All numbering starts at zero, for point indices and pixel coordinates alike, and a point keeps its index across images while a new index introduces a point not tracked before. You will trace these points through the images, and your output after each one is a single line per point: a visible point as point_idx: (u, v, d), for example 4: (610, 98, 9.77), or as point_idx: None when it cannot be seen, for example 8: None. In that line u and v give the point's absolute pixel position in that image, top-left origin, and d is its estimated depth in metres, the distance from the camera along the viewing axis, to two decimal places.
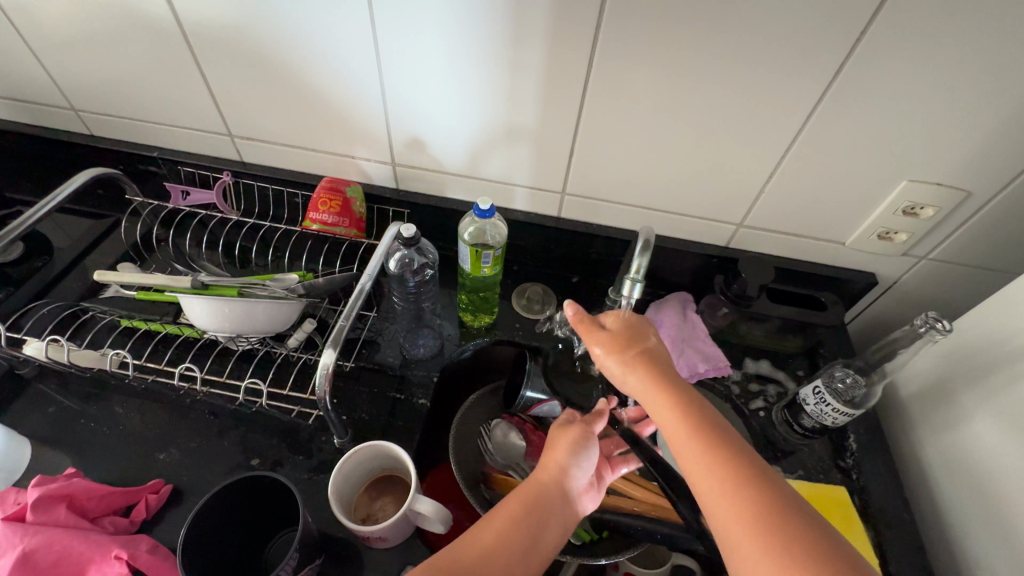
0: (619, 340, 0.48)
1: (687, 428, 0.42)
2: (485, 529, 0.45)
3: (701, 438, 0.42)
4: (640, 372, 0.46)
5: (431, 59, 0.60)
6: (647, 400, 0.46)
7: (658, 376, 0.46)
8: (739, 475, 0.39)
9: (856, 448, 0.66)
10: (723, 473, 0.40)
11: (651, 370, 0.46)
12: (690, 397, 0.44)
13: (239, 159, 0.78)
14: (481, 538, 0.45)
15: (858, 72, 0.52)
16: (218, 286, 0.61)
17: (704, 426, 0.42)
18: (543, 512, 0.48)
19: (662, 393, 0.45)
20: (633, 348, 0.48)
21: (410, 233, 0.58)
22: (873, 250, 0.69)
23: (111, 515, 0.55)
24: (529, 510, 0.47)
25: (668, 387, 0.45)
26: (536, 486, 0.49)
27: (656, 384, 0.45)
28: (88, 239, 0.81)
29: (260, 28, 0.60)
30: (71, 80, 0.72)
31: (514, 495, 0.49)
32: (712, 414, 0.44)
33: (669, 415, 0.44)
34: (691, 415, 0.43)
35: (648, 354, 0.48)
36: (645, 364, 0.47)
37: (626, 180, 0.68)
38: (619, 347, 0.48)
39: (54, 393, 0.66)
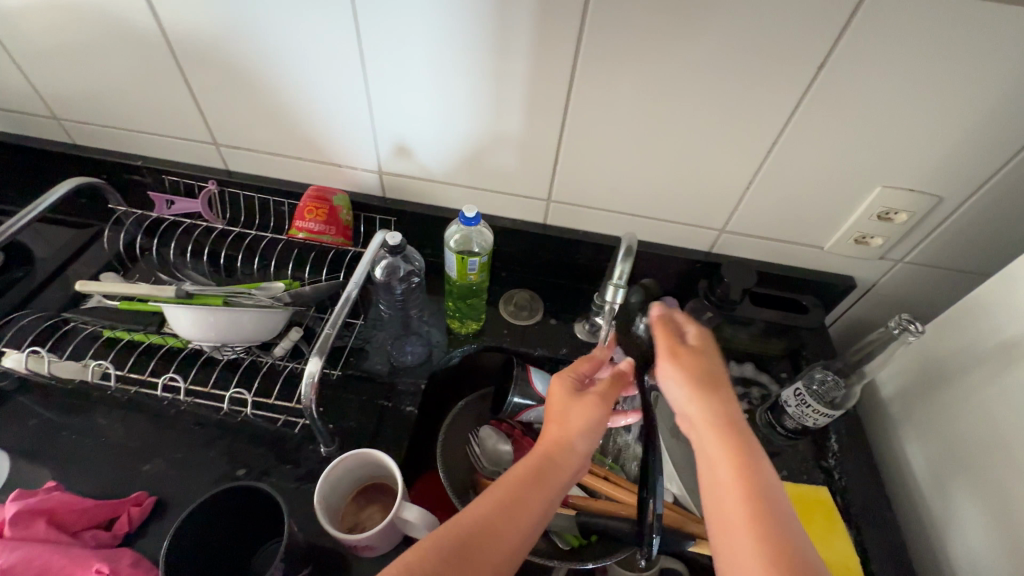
0: (693, 359, 0.50)
1: (736, 483, 0.42)
2: (494, 514, 0.44)
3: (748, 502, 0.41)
4: (702, 402, 0.47)
5: (416, 68, 0.60)
6: (702, 436, 0.46)
7: (720, 416, 0.46)
8: (777, 553, 0.38)
9: (838, 449, 0.67)
10: (759, 542, 0.39)
11: (715, 403, 0.46)
12: (734, 424, 0.45)
13: (225, 168, 0.78)
14: (489, 521, 0.43)
15: (832, 82, 0.53)
16: (203, 295, 0.60)
17: (754, 489, 0.41)
18: (549, 489, 0.47)
19: (721, 438, 0.44)
20: (704, 374, 0.49)
21: (395, 240, 0.58)
22: (851, 254, 0.71)
23: (93, 528, 0.54)
24: (532, 492, 0.47)
25: (728, 433, 0.44)
26: (542, 464, 0.48)
27: (718, 424, 0.45)
28: (70, 249, 0.80)
29: (245, 36, 0.60)
30: (54, 89, 0.72)
31: (518, 474, 0.47)
32: (770, 480, 0.42)
33: (720, 460, 0.43)
34: (746, 473, 0.42)
35: (716, 387, 0.48)
36: (714, 398, 0.47)
37: (610, 187, 0.69)
38: (691, 367, 0.49)
39: (35, 405, 0.65)
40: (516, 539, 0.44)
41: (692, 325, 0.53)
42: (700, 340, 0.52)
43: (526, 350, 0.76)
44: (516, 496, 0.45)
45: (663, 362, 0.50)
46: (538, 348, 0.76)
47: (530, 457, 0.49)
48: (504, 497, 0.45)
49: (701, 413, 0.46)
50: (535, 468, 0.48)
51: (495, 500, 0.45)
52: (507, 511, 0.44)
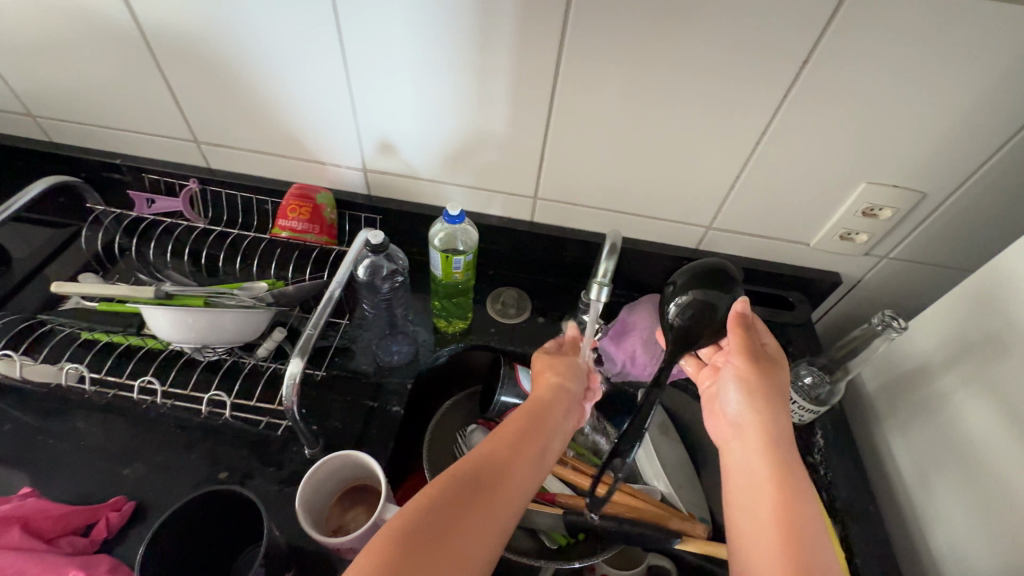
0: (766, 369, 0.52)
1: (776, 505, 0.45)
2: (503, 449, 0.46)
3: (785, 524, 0.44)
4: (760, 416, 0.50)
5: (399, 64, 0.59)
6: (748, 447, 0.49)
7: (774, 435, 0.48)
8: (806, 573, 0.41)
9: (824, 444, 0.67)
10: (790, 559, 0.42)
11: (775, 420, 0.49)
12: (782, 443, 0.48)
13: (206, 166, 0.77)
14: (497, 457, 0.45)
15: (817, 77, 0.53)
16: (183, 296, 0.59)
17: (794, 513, 0.44)
18: (546, 428, 0.50)
19: (768, 454, 0.47)
20: (771, 385, 0.51)
21: (378, 239, 0.58)
22: (837, 250, 0.71)
23: (70, 535, 0.53)
24: (532, 429, 0.49)
25: (775, 452, 0.47)
26: (535, 408, 0.51)
27: (767, 440, 0.48)
28: (48, 249, 0.78)
29: (223, 31, 0.59)
30: (28, 85, 0.70)
31: (516, 418, 0.50)
32: (809, 509, 0.45)
33: (763, 480, 0.46)
34: (789, 499, 0.45)
35: (780, 403, 0.50)
36: (776, 418, 0.49)
37: (597, 184, 0.69)
38: (763, 376, 0.52)
39: (11, 410, 0.63)
40: (522, 471, 0.46)
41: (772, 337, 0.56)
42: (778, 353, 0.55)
43: (513, 349, 0.75)
44: (516, 435, 0.48)
45: (736, 360, 0.53)
46: (525, 347, 0.75)
47: (523, 404, 0.52)
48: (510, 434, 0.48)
49: (758, 426, 0.49)
50: (531, 410, 0.51)
51: (500, 441, 0.47)
52: (511, 449, 0.46)
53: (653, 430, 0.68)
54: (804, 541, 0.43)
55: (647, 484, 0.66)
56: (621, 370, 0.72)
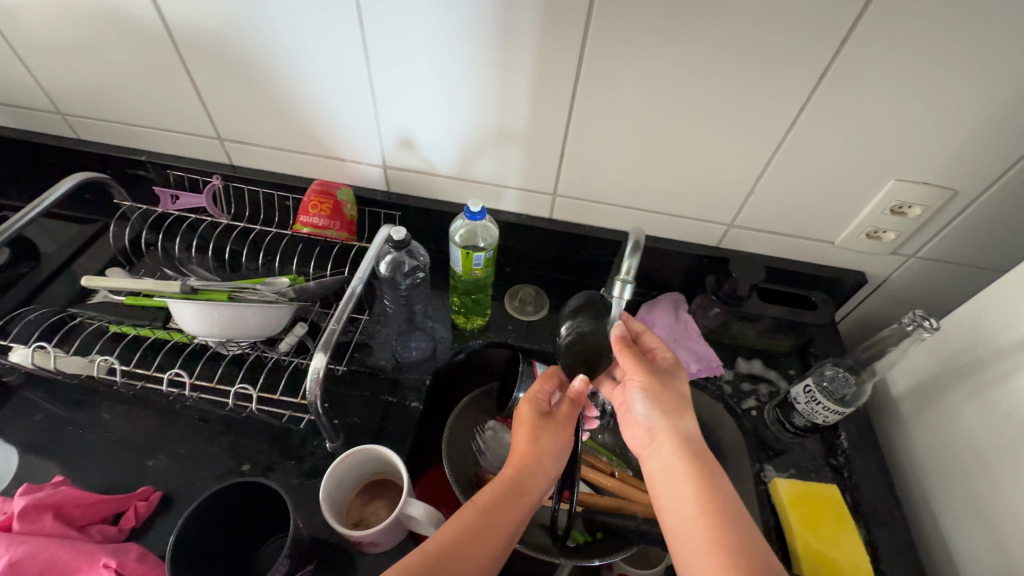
0: (666, 380, 0.52)
1: (697, 499, 0.45)
2: (466, 531, 0.46)
3: (709, 515, 0.44)
4: (668, 421, 0.50)
5: (421, 63, 0.60)
6: (664, 449, 0.49)
7: (686, 434, 0.49)
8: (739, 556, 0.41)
9: (848, 446, 0.66)
10: (722, 544, 0.42)
11: (680, 420, 0.50)
12: (693, 440, 0.49)
13: (229, 163, 0.78)
14: (457, 541, 0.45)
15: (847, 69, 0.52)
16: (208, 290, 0.61)
17: (712, 498, 0.45)
18: (520, 507, 0.50)
19: (680, 451, 0.48)
20: (673, 392, 0.51)
21: (400, 235, 0.58)
22: (862, 249, 0.70)
23: (99, 523, 0.54)
24: (501, 509, 0.48)
25: (688, 447, 0.48)
26: (511, 486, 0.50)
27: (679, 437, 0.49)
28: (76, 244, 0.80)
29: (248, 31, 0.60)
30: (58, 84, 0.72)
31: (491, 493, 0.49)
32: (727, 489, 0.46)
33: (684, 480, 0.46)
34: (706, 488, 0.45)
35: (682, 403, 0.51)
36: (678, 420, 0.50)
37: (617, 181, 0.68)
38: (664, 385, 0.51)
39: (41, 400, 0.65)
40: (493, 548, 0.46)
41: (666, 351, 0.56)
42: (670, 366, 0.55)
43: (531, 347, 0.75)
44: (485, 512, 0.48)
45: (636, 375, 0.52)
46: (543, 344, 0.75)
47: (499, 479, 0.51)
48: (475, 514, 0.47)
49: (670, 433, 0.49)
50: (508, 485, 0.50)
51: (469, 516, 0.47)
52: (481, 525, 0.47)
53: None
54: (729, 517, 0.43)
55: None
56: None
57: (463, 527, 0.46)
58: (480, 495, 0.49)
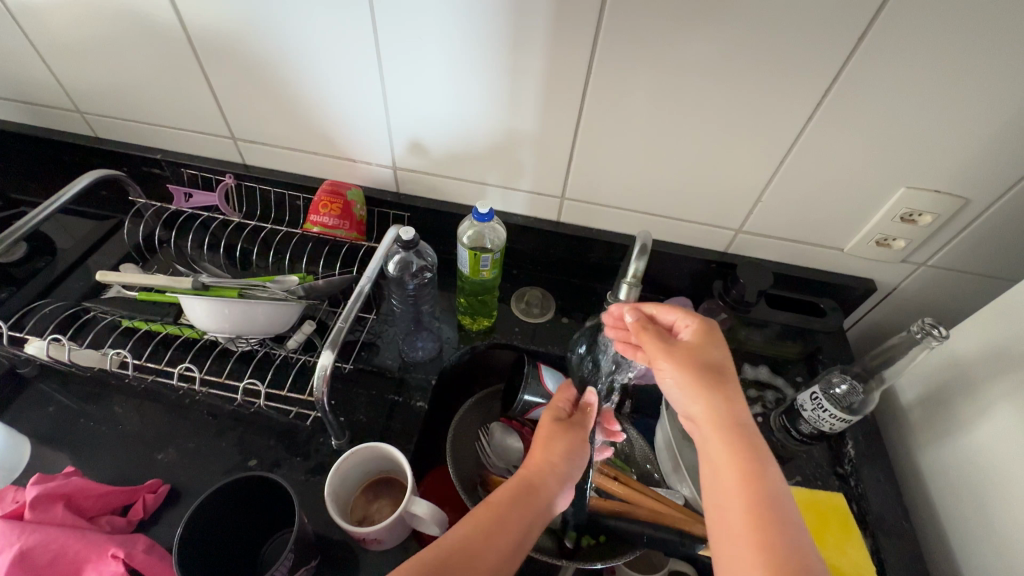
0: (697, 358, 0.49)
1: (743, 497, 0.42)
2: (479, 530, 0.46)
3: (753, 513, 0.41)
4: (712, 411, 0.46)
5: (432, 64, 0.60)
6: (707, 436, 0.46)
7: (729, 420, 0.46)
8: (782, 561, 0.39)
9: (854, 455, 0.65)
10: (765, 548, 0.40)
11: (721, 402, 0.46)
12: (740, 427, 0.45)
13: (242, 162, 0.79)
14: (470, 538, 0.45)
15: (858, 75, 0.52)
16: (219, 288, 0.62)
17: (762, 503, 0.42)
18: (532, 510, 0.49)
19: (726, 440, 0.45)
20: (704, 369, 0.48)
21: (409, 236, 0.59)
22: (872, 257, 0.69)
23: (109, 514, 0.55)
24: (513, 510, 0.49)
25: (734, 436, 0.45)
26: (524, 487, 0.51)
27: (725, 425, 0.46)
28: (92, 240, 0.81)
29: (262, 32, 0.61)
30: (77, 82, 0.73)
31: (503, 494, 0.50)
32: (775, 483, 0.43)
33: (729, 471, 0.44)
34: (754, 487, 0.43)
35: (720, 381, 0.47)
36: (725, 408, 0.46)
37: (626, 185, 0.68)
38: (694, 366, 0.48)
39: (55, 392, 0.66)
40: (504, 549, 0.46)
41: (687, 318, 0.52)
42: (697, 335, 0.51)
43: (537, 349, 0.75)
44: (498, 512, 0.48)
45: (663, 364, 0.49)
46: (549, 346, 0.75)
47: (513, 480, 0.52)
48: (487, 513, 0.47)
49: (712, 424, 0.46)
50: (520, 487, 0.51)
51: (483, 515, 0.47)
52: (494, 524, 0.47)
53: (676, 432, 0.67)
54: (776, 517, 0.41)
55: (670, 489, 0.66)
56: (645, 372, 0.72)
57: (475, 525, 0.46)
58: (492, 497, 0.49)
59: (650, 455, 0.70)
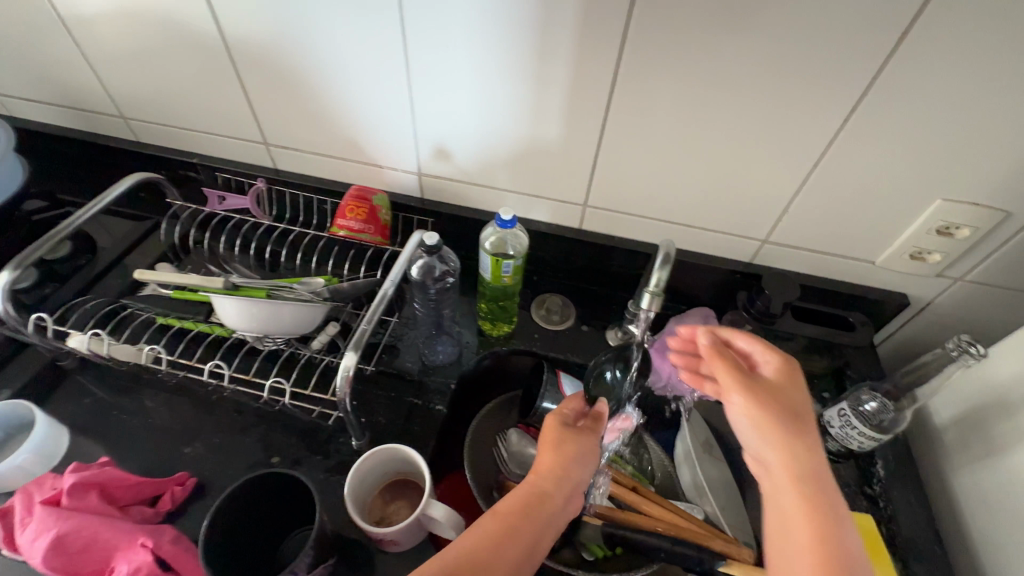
0: (776, 398, 0.46)
1: (815, 559, 0.40)
2: (491, 543, 0.46)
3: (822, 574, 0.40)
4: (789, 459, 0.44)
5: (459, 71, 0.61)
6: (778, 483, 0.44)
7: (804, 470, 0.43)
8: None
9: (884, 475, 0.63)
10: None
11: (797, 450, 0.44)
12: (815, 479, 0.43)
13: (273, 167, 0.82)
14: (485, 552, 0.45)
15: (891, 84, 0.51)
16: (247, 288, 0.64)
17: (834, 564, 0.40)
18: (540, 521, 0.49)
19: (799, 491, 0.43)
20: (783, 412, 0.46)
21: (432, 241, 0.59)
22: (905, 270, 0.67)
23: (139, 504, 0.57)
24: (522, 522, 0.48)
25: (810, 489, 0.43)
26: (532, 497, 0.50)
27: (799, 475, 0.43)
28: (130, 240, 0.85)
29: (294, 40, 0.63)
30: (122, 89, 0.77)
31: (511, 503, 0.50)
32: (849, 544, 0.41)
33: (799, 524, 0.42)
34: (828, 551, 0.40)
35: (797, 427, 0.45)
36: (803, 461, 0.44)
37: (649, 192, 0.68)
38: (773, 407, 0.46)
39: (91, 384, 0.69)
40: (514, 561, 0.45)
41: (771, 357, 0.49)
42: (780, 378, 0.48)
43: (556, 356, 0.75)
44: (507, 524, 0.47)
45: (735, 398, 0.46)
46: (569, 354, 0.75)
47: (521, 488, 0.51)
48: (496, 525, 0.47)
49: (787, 475, 0.43)
50: (527, 496, 0.50)
51: (492, 527, 0.47)
52: (503, 536, 0.47)
53: (697, 444, 0.66)
54: None
55: (689, 502, 0.65)
56: (666, 383, 0.71)
57: (488, 537, 0.46)
58: (500, 506, 0.49)
59: (670, 467, 0.68)
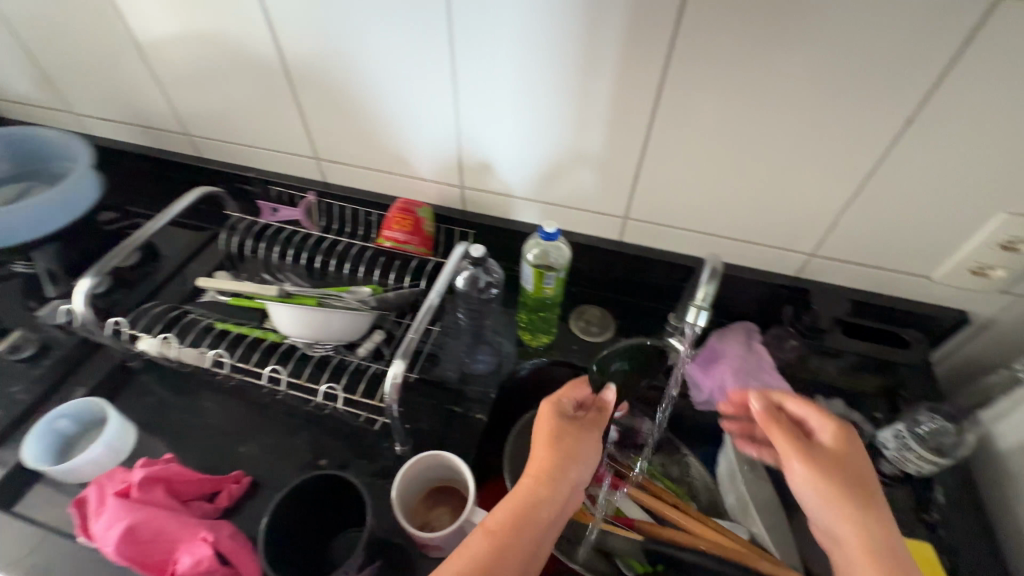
0: (838, 468, 0.47)
1: None
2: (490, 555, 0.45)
3: None
4: (860, 531, 0.44)
5: (503, 87, 0.63)
6: (852, 556, 0.44)
7: (878, 544, 0.43)
8: None
9: (944, 502, 0.60)
10: None
11: (867, 522, 0.44)
12: (891, 555, 0.42)
13: (322, 180, 0.85)
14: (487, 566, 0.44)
15: (949, 96, 0.49)
16: (301, 296, 0.69)
17: None
18: (539, 527, 0.48)
19: (878, 567, 0.42)
20: (846, 483, 0.47)
21: (478, 252, 0.64)
22: (965, 286, 0.64)
23: (199, 500, 0.60)
24: (520, 529, 0.47)
25: (888, 567, 0.42)
26: (529, 501, 0.49)
27: (873, 548, 0.43)
28: (190, 249, 0.90)
29: (348, 60, 0.66)
30: (188, 108, 0.83)
31: (508, 509, 0.48)
32: None
33: None
34: None
35: (864, 499, 0.46)
36: (874, 532, 0.44)
37: (691, 204, 0.67)
38: (835, 477, 0.47)
39: (155, 385, 0.73)
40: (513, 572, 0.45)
41: (826, 422, 0.50)
42: (838, 444, 0.49)
43: None
44: (505, 534, 0.46)
45: (795, 466, 0.48)
46: None
47: (517, 490, 0.50)
48: (494, 536, 0.46)
49: (857, 541, 0.44)
50: (525, 501, 0.49)
51: (490, 536, 0.46)
52: (501, 545, 0.45)
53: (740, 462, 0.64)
54: None
55: (732, 521, 0.63)
56: (708, 398, 0.70)
57: (488, 548, 0.45)
58: (498, 513, 0.48)
59: (712, 484, 0.67)
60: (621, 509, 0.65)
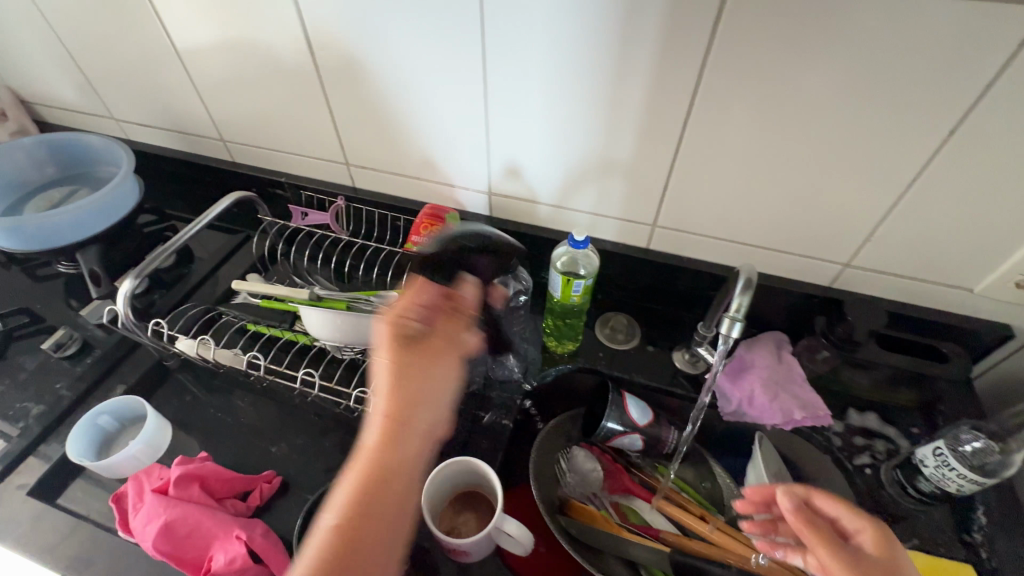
0: None
1: None
2: (348, 526, 0.40)
3: None
4: None
5: (533, 95, 0.64)
6: None
7: None
8: None
9: (986, 523, 0.58)
10: None
11: None
12: None
13: (352, 185, 0.87)
14: (349, 538, 0.40)
15: (996, 107, 0.48)
16: (329, 299, 0.70)
17: None
18: (395, 475, 0.43)
19: None
20: None
21: (508, 259, 0.61)
22: (1009, 300, 0.62)
23: (232, 498, 0.62)
24: (374, 489, 0.42)
25: None
26: (378, 456, 0.43)
27: None
28: (224, 252, 0.92)
29: (381, 68, 0.68)
30: (224, 115, 0.85)
31: (357, 472, 0.42)
32: None
33: None
34: None
35: None
36: None
37: (721, 213, 0.67)
38: None
39: (190, 384, 0.76)
40: (377, 528, 0.41)
41: (862, 522, 0.46)
42: (880, 549, 0.44)
43: (621, 375, 0.74)
44: (356, 505, 0.41)
45: None
46: (634, 374, 0.74)
47: (364, 449, 0.43)
48: (345, 508, 0.41)
49: None
50: (370, 458, 0.43)
51: (341, 510, 0.41)
52: (356, 514, 0.41)
53: (770, 475, 0.63)
54: None
55: None
56: (737, 409, 0.69)
57: (347, 518, 0.40)
58: (347, 481, 0.42)
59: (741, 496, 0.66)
60: (646, 518, 0.68)
